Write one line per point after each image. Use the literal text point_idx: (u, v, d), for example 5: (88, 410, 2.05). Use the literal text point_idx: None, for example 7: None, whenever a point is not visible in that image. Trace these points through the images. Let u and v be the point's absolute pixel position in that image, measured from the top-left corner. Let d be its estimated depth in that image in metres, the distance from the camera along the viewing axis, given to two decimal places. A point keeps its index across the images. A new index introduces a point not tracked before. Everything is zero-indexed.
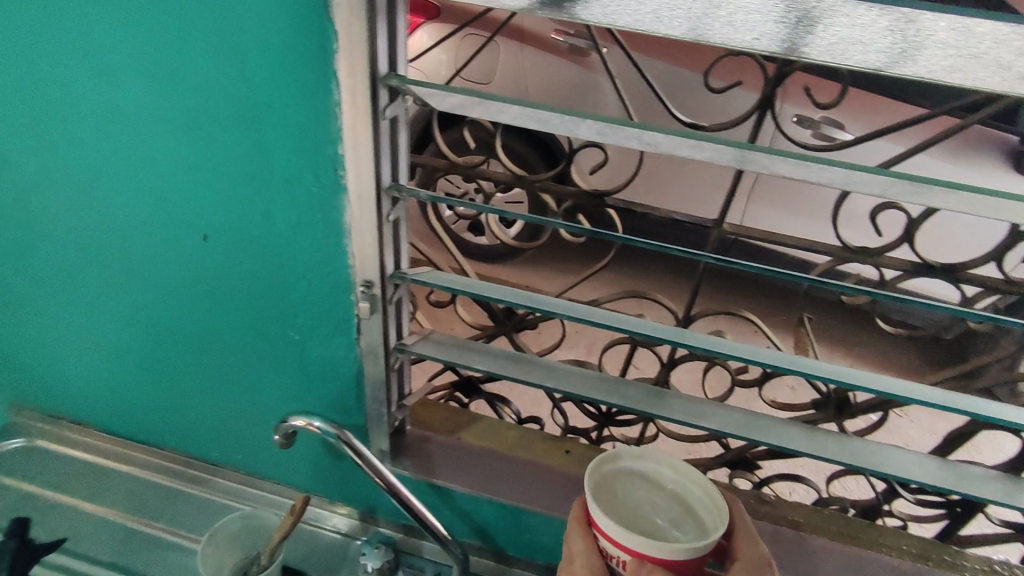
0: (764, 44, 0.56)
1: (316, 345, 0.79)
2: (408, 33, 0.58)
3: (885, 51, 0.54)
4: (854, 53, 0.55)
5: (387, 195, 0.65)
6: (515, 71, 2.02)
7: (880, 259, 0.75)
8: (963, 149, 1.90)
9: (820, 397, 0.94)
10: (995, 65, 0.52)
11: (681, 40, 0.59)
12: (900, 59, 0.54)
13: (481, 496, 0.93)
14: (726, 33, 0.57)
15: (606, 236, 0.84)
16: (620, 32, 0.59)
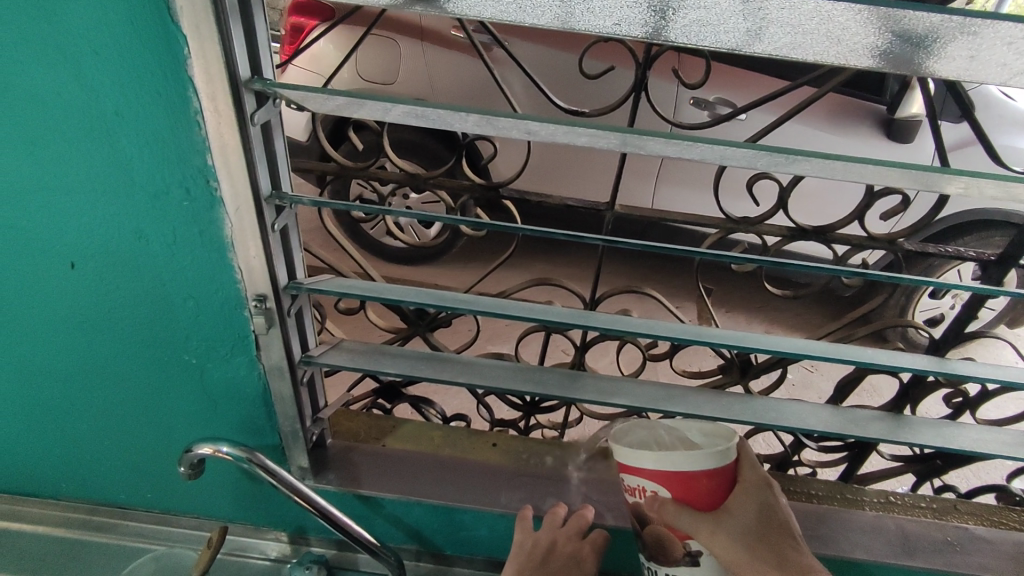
0: (625, 29, 0.59)
1: (215, 367, 0.75)
2: (268, 38, 0.57)
3: (732, 32, 0.58)
4: (707, 34, 0.59)
5: (269, 204, 0.63)
6: (414, 72, 2.01)
7: (758, 227, 0.80)
8: (840, 120, 2.05)
9: (725, 362, 0.98)
10: (828, 40, 0.57)
11: (548, 28, 0.60)
12: (746, 38, 0.59)
13: (412, 501, 0.91)
14: (589, 20, 0.59)
15: (506, 229, 0.85)
16: (489, 23, 0.60)
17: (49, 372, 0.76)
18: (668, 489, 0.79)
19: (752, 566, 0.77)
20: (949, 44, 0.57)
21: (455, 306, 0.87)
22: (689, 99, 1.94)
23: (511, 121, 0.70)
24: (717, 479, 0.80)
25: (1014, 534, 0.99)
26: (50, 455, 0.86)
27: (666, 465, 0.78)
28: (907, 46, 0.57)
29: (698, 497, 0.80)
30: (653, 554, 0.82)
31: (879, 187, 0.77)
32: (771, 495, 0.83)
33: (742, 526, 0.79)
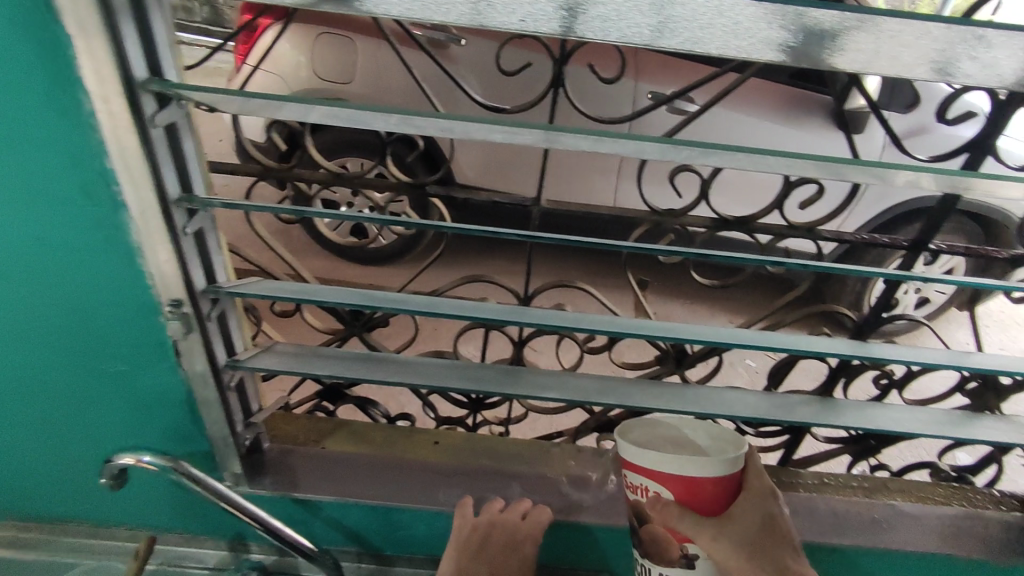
0: (535, 25, 0.60)
1: (136, 374, 0.73)
2: (167, 36, 0.55)
3: (640, 28, 0.59)
4: (616, 29, 0.60)
5: (179, 207, 0.62)
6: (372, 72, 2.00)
7: (682, 220, 0.82)
8: (794, 112, 2.11)
9: (661, 353, 1.00)
10: (730, 35, 0.59)
11: (459, 26, 0.60)
12: (654, 33, 0.59)
13: (351, 503, 0.91)
14: (498, 16, 0.59)
15: (435, 227, 0.85)
16: (399, 21, 0.59)
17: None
18: (672, 490, 0.81)
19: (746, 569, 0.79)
20: (846, 37, 0.59)
21: (390, 307, 0.86)
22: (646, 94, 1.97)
23: (433, 120, 0.70)
24: (723, 485, 0.82)
25: (940, 509, 1.03)
26: None
27: (673, 468, 0.80)
28: (806, 41, 0.60)
29: (699, 501, 0.82)
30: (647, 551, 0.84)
31: (797, 178, 0.79)
32: (772, 503, 0.85)
33: (742, 533, 0.81)
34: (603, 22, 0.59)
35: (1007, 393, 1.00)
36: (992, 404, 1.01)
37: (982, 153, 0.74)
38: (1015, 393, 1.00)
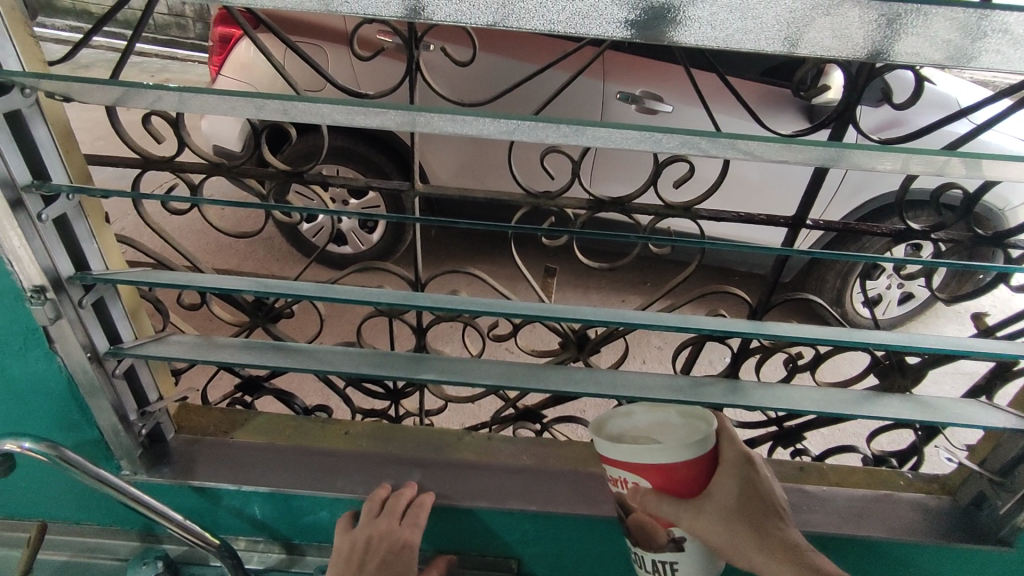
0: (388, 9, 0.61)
1: (13, 362, 0.76)
2: (16, 39, 0.62)
3: (488, 10, 0.60)
4: (466, 11, 0.61)
5: (30, 193, 0.65)
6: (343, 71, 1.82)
7: (558, 201, 0.83)
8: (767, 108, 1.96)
9: (562, 338, 1.00)
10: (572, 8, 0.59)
11: (313, 9, 0.62)
12: (505, 16, 0.61)
13: (251, 489, 0.92)
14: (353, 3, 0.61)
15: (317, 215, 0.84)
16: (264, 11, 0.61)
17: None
18: (650, 480, 0.78)
19: (730, 544, 0.78)
20: (685, 11, 0.59)
21: (282, 292, 0.87)
22: (616, 94, 2.01)
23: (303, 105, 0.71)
24: (698, 466, 0.79)
25: (855, 491, 1.01)
26: None
27: (650, 460, 0.77)
28: (651, 15, 0.60)
29: (680, 484, 0.79)
30: (638, 541, 0.83)
31: (665, 157, 0.79)
32: (751, 471, 0.82)
33: (724, 507, 0.79)
34: (446, 18, 0.62)
35: (914, 372, 0.99)
36: (901, 382, 1.01)
37: (844, 124, 0.75)
38: (924, 372, 0.99)
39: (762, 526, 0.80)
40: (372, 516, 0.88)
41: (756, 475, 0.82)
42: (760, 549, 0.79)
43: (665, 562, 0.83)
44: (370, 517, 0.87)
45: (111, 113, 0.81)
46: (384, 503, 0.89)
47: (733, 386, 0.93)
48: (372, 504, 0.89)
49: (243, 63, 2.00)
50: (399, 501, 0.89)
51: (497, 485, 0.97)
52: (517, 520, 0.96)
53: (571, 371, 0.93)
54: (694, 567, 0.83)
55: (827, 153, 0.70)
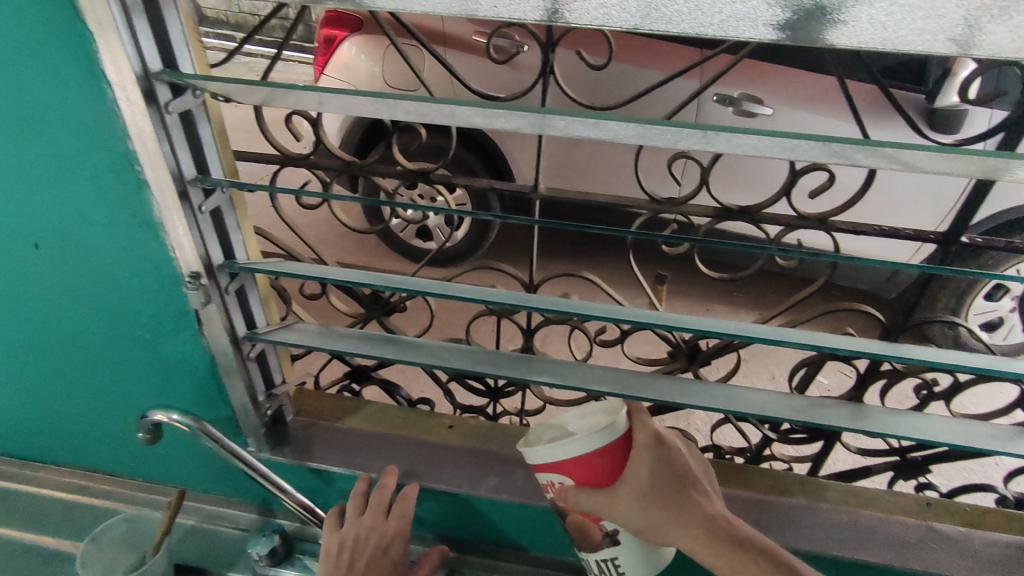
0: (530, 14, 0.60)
1: (165, 341, 0.83)
2: (193, 43, 0.65)
3: (632, 11, 0.58)
4: (609, 13, 0.59)
5: (195, 187, 0.70)
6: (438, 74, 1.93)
7: (683, 208, 0.80)
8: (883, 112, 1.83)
9: (672, 348, 0.98)
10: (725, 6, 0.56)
11: (453, 14, 0.63)
12: (648, 16, 0.59)
13: (362, 475, 0.97)
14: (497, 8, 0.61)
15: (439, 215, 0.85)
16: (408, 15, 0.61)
17: (16, 347, 0.88)
18: (569, 478, 0.73)
19: (658, 530, 0.72)
20: (847, 10, 0.55)
21: (403, 287, 0.89)
22: (714, 98, 1.95)
23: (437, 106, 0.71)
24: (614, 453, 0.72)
25: (993, 535, 0.92)
26: (46, 424, 1.00)
27: (561, 457, 0.72)
28: (808, 15, 0.56)
29: (599, 475, 0.73)
30: (577, 542, 0.78)
31: (803, 165, 0.75)
32: (666, 450, 0.75)
33: (643, 494, 0.72)
34: (591, 21, 0.60)
35: None
36: None
37: (1014, 133, 0.69)
38: None
39: (691, 506, 0.73)
40: (380, 513, 0.88)
41: (671, 455, 0.75)
42: (690, 531, 0.72)
43: (606, 559, 0.77)
44: (381, 516, 0.88)
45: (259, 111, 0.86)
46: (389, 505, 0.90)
47: (858, 410, 0.87)
48: (380, 504, 0.89)
49: (342, 63, 2.09)
50: (383, 497, 0.90)
51: None
52: None
53: (682, 383, 0.91)
54: (639, 563, 0.77)
55: (995, 165, 0.64)
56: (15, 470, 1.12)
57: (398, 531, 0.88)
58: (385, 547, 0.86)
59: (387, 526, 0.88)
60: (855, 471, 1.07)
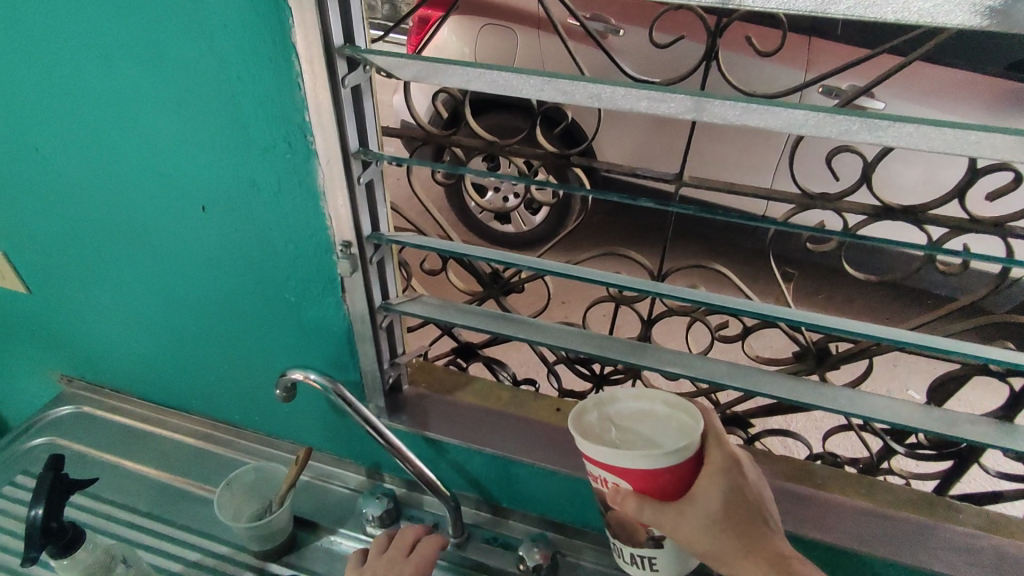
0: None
1: (309, 304, 0.88)
2: (365, 17, 0.66)
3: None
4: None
5: (357, 159, 0.72)
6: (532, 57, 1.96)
7: (838, 205, 0.75)
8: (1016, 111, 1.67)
9: (800, 349, 0.94)
10: None
11: None
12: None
13: (475, 449, 0.99)
14: None
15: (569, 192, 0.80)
16: None
17: (178, 300, 0.97)
18: (629, 482, 0.68)
19: (719, 554, 0.68)
20: None
21: (530, 266, 0.90)
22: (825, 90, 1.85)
23: (578, 85, 0.65)
24: (684, 471, 0.68)
25: None
26: (188, 373, 1.09)
27: (624, 463, 0.66)
28: None
29: (662, 488, 0.69)
30: (615, 533, 0.76)
31: (984, 165, 0.69)
32: (743, 476, 0.70)
33: (711, 517, 0.68)
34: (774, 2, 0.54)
35: None
36: None
37: None
38: None
39: (756, 536, 0.69)
40: (401, 552, 0.89)
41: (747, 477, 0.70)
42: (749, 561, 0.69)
43: (644, 557, 0.76)
44: (399, 554, 0.88)
45: (408, 87, 0.88)
46: (412, 544, 0.91)
47: (1011, 431, 0.81)
48: (402, 543, 0.90)
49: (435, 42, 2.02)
50: (405, 537, 0.91)
51: None
52: None
53: (811, 386, 0.88)
54: (673, 565, 0.76)
55: None
56: (151, 413, 1.23)
57: (415, 570, 0.86)
58: None
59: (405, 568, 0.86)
60: (985, 494, 1.00)
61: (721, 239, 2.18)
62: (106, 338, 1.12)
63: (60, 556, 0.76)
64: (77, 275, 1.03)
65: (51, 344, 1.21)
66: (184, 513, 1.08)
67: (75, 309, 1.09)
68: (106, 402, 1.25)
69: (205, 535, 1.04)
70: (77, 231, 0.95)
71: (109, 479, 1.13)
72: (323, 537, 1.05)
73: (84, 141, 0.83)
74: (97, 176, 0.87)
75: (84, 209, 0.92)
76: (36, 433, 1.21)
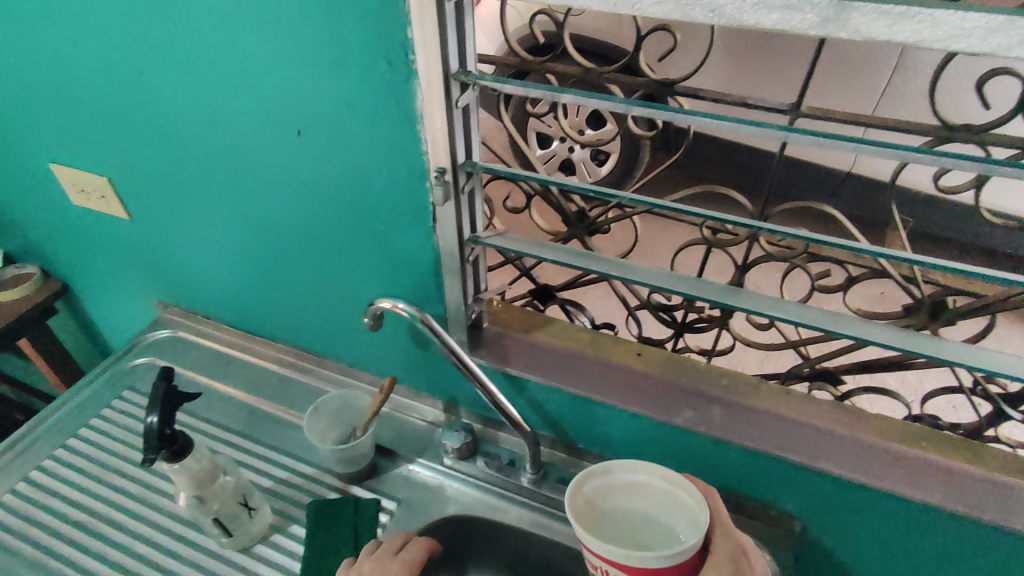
0: None
1: (398, 235, 0.88)
2: None
3: None
4: None
5: (456, 81, 0.70)
6: None
7: (985, 138, 0.67)
8: None
9: (912, 301, 0.87)
10: None
11: None
12: None
13: (556, 388, 0.98)
14: None
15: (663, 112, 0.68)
16: None
17: (270, 229, 0.99)
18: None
19: None
20: None
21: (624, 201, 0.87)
22: None
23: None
24: (686, 567, 0.72)
25: None
26: (275, 301, 1.13)
27: (631, 557, 0.70)
28: None
29: None
30: None
31: None
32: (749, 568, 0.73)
33: None
34: None
35: None
36: None
37: None
38: None
39: None
40: (386, 554, 0.89)
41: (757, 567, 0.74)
42: None
43: None
44: (385, 556, 0.89)
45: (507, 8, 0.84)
46: (399, 545, 0.91)
47: None
48: (388, 546, 0.91)
49: None
50: (390, 542, 0.91)
51: (801, 441, 0.90)
52: (819, 483, 0.89)
53: (925, 340, 0.81)
54: None
55: None
56: (239, 340, 1.29)
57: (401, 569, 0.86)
58: None
59: (392, 565, 0.87)
60: None
61: (802, 190, 2.06)
62: (200, 264, 1.16)
63: (173, 461, 0.81)
64: (175, 202, 1.07)
65: (149, 269, 1.27)
66: (271, 434, 1.13)
67: (172, 235, 1.14)
68: (198, 327, 1.32)
69: (292, 455, 1.10)
70: (177, 156, 0.98)
71: (203, 399, 1.20)
72: (401, 465, 1.09)
73: (184, 65, 0.84)
74: (196, 101, 0.88)
75: (183, 134, 0.94)
76: (137, 352, 1.29)
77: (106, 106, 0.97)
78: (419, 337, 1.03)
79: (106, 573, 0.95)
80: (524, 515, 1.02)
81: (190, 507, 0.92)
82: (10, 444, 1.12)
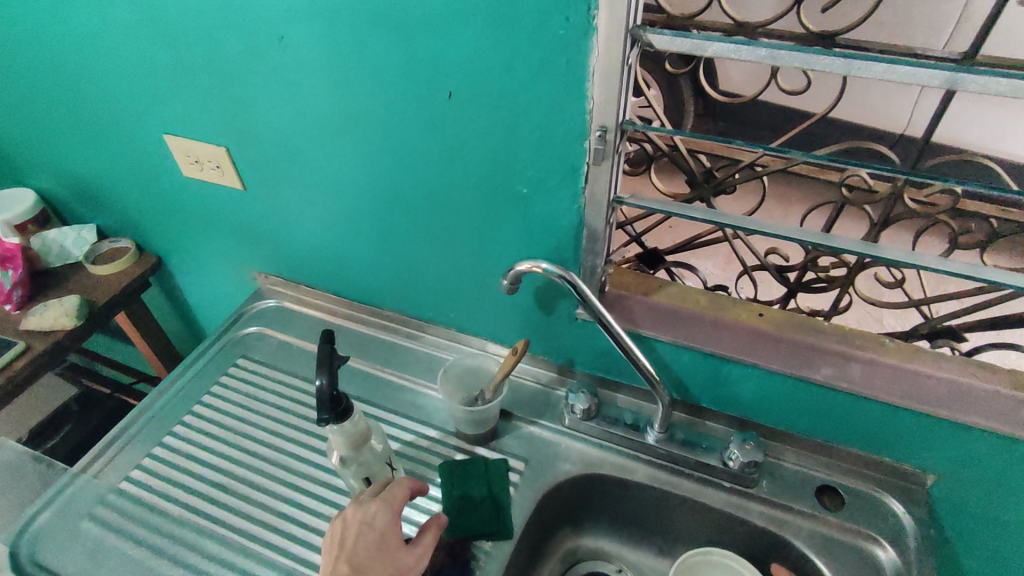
0: None
1: (542, 197, 0.89)
2: None
3: None
4: None
5: (631, 37, 0.70)
6: None
7: None
8: None
9: None
10: None
11: None
12: None
13: (687, 347, 0.99)
14: None
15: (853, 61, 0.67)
16: None
17: (398, 191, 1.01)
18: None
19: None
20: None
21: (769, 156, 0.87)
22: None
23: None
24: None
25: None
26: (391, 265, 1.15)
27: None
28: None
29: None
30: None
31: None
32: None
33: None
34: None
35: None
36: None
37: None
38: None
39: None
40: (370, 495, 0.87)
41: None
42: None
43: None
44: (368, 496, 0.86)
45: None
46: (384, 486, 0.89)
47: None
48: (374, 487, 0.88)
49: None
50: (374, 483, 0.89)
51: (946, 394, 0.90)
52: (963, 437, 0.90)
53: None
54: None
55: None
56: (342, 309, 1.30)
57: (382, 503, 0.84)
58: (371, 519, 0.83)
59: (369, 504, 0.84)
60: None
61: None
62: (313, 232, 1.19)
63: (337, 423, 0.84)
64: (296, 166, 1.08)
65: (255, 241, 1.29)
66: (389, 398, 1.16)
67: (287, 202, 1.16)
68: (301, 297, 1.34)
69: (414, 418, 1.12)
70: (306, 119, 0.99)
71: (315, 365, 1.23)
72: (522, 427, 1.11)
73: (331, 24, 0.85)
74: (337, 61, 0.89)
75: (317, 96, 0.95)
76: (245, 322, 1.31)
77: (236, 75, 0.99)
78: (545, 301, 1.04)
79: (253, 529, 0.98)
80: (651, 473, 1.04)
81: (338, 466, 0.94)
82: (139, 413, 1.15)
